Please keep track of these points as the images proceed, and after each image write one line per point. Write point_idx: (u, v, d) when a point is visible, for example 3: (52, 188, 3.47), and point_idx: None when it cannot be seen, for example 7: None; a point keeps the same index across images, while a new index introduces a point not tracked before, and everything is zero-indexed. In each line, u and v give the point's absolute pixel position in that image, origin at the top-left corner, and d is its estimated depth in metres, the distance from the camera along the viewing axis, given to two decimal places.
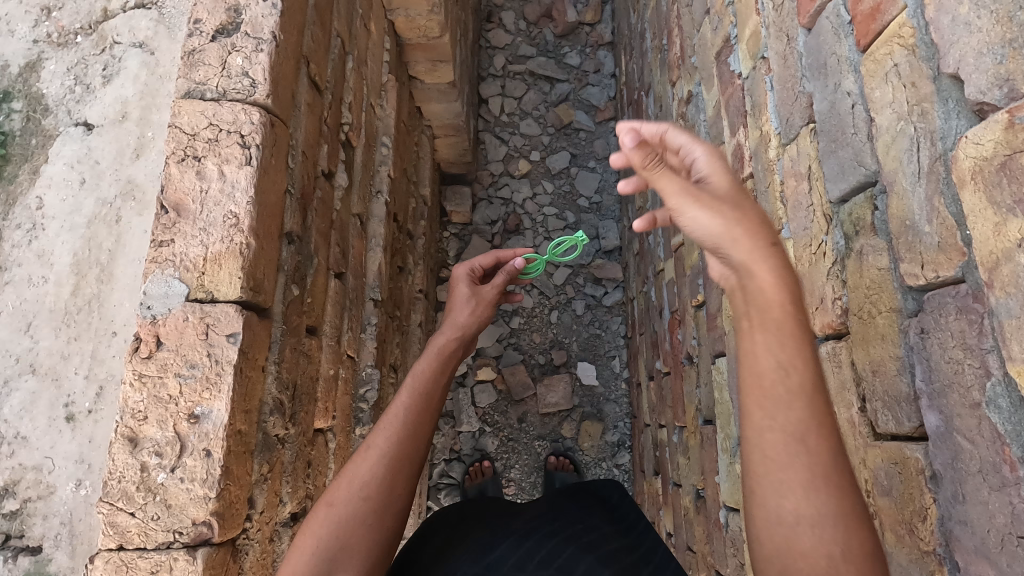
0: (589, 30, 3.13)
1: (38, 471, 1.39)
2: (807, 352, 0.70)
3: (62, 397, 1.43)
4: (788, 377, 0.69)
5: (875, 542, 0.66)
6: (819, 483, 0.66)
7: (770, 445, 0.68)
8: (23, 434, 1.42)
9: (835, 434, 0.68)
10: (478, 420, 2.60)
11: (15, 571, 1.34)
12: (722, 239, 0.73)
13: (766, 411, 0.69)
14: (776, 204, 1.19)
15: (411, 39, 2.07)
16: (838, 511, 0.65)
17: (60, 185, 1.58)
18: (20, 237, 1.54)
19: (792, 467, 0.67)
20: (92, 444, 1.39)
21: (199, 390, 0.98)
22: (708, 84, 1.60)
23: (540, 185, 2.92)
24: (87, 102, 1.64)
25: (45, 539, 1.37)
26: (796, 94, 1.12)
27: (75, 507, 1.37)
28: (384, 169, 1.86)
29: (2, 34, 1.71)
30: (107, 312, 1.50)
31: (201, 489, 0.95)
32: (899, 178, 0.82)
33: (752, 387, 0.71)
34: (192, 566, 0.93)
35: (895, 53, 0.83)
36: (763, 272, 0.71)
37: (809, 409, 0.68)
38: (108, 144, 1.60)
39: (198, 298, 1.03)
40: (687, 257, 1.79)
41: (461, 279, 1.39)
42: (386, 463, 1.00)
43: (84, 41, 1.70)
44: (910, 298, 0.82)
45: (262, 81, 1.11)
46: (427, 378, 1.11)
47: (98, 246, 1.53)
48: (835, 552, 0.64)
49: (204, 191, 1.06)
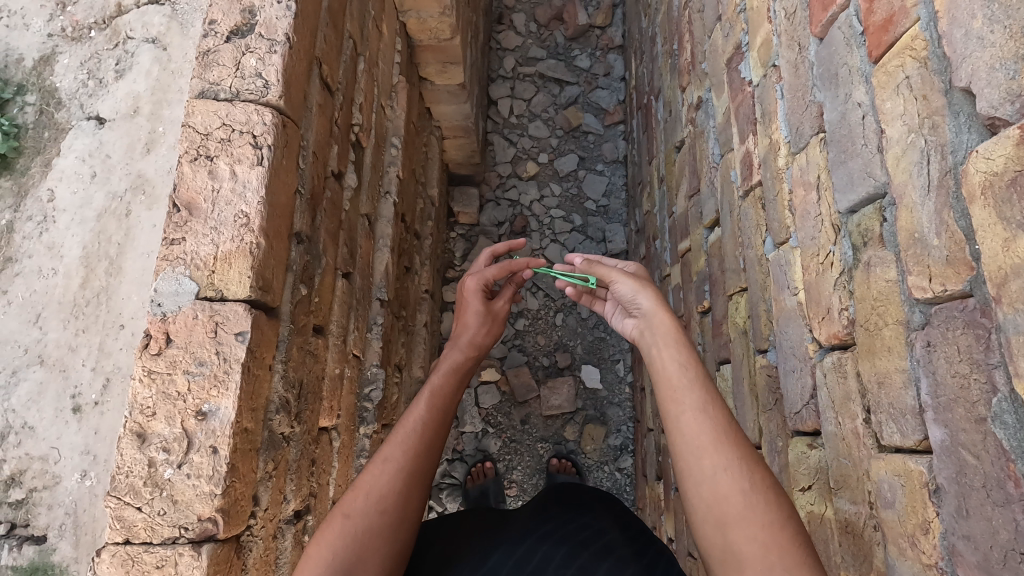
0: (600, 33, 3.13)
1: (44, 461, 1.58)
2: (697, 357, 1.03)
3: (69, 387, 1.62)
4: (686, 372, 1.01)
5: (772, 478, 0.92)
6: (723, 442, 0.93)
7: (688, 421, 0.96)
8: (30, 424, 1.60)
9: (724, 405, 0.98)
10: (481, 421, 2.61)
11: (19, 559, 1.51)
12: (638, 290, 1.16)
13: (675, 397, 0.99)
14: (783, 213, 1.19)
15: (422, 41, 2.08)
16: (741, 459, 0.92)
17: (71, 178, 1.77)
18: (33, 228, 1.75)
19: (704, 434, 0.94)
20: (98, 436, 1.59)
21: (207, 387, 0.99)
22: (718, 91, 1.60)
23: (548, 187, 2.92)
24: (102, 97, 1.84)
25: (49, 529, 1.54)
26: (807, 103, 1.12)
27: (80, 497, 1.56)
28: (393, 170, 1.87)
29: (19, 28, 1.96)
30: (116, 305, 1.67)
31: (207, 486, 0.96)
32: (908, 191, 0.82)
33: (663, 384, 1.02)
34: (197, 561, 0.94)
35: (907, 65, 0.83)
36: (660, 313, 1.10)
37: (705, 391, 0.99)
38: (119, 138, 1.79)
39: (207, 296, 1.04)
40: (694, 262, 1.79)
41: (472, 294, 1.35)
42: (402, 477, 1.02)
43: (97, 35, 1.91)
44: (916, 311, 0.82)
45: (276, 82, 1.12)
46: (441, 392, 1.14)
47: (107, 240, 1.70)
48: (744, 487, 0.90)
49: (216, 190, 1.07)
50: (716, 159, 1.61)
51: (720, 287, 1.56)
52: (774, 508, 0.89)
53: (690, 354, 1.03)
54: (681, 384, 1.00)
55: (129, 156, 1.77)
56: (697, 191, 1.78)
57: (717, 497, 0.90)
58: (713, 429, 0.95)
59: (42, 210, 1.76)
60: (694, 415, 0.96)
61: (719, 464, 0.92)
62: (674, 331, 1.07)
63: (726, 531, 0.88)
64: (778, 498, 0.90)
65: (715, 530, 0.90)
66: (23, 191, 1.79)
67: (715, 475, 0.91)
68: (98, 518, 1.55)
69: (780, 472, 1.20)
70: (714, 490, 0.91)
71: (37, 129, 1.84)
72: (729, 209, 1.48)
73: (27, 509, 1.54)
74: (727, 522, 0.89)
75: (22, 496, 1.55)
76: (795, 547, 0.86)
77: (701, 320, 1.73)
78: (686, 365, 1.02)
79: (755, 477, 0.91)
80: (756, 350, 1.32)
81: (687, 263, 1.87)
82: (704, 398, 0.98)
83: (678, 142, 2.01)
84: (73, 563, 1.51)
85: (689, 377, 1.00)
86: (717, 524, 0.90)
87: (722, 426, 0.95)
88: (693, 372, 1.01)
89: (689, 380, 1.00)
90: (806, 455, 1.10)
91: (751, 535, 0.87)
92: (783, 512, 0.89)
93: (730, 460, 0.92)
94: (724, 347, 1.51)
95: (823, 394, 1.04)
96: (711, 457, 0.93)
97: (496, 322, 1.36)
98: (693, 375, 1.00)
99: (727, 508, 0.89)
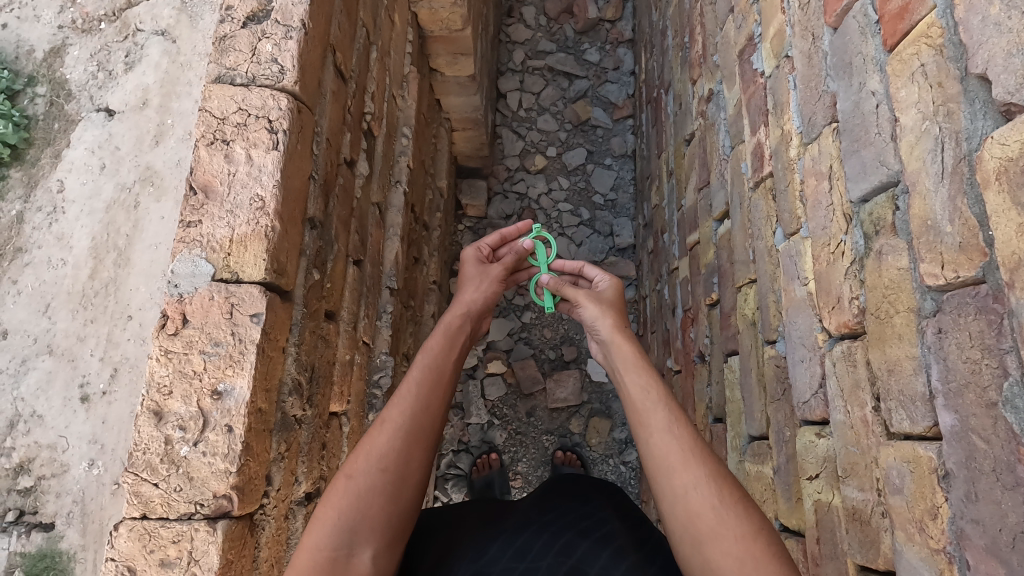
0: (610, 27, 3.12)
1: (53, 450, 1.71)
2: (660, 382, 1.08)
3: (77, 375, 1.77)
4: (648, 394, 1.06)
5: (742, 492, 0.95)
6: (692, 460, 0.97)
7: (655, 442, 1.01)
8: (39, 413, 1.75)
9: (690, 424, 1.03)
10: (487, 412, 2.62)
11: (28, 544, 1.66)
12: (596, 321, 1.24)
13: (641, 420, 1.04)
14: (795, 203, 1.20)
15: (433, 32, 2.09)
16: (710, 476, 0.95)
17: (81, 171, 1.90)
18: (43, 219, 1.88)
19: (671, 454, 0.98)
20: (105, 426, 1.75)
21: (223, 367, 1.01)
22: (729, 83, 1.60)
23: (556, 181, 2.93)
24: (111, 89, 1.96)
25: (57, 516, 1.68)
26: (820, 93, 1.12)
27: (86, 486, 1.70)
28: (404, 160, 1.88)
29: (30, 20, 2.08)
30: (124, 295, 1.83)
31: (222, 463, 0.98)
32: (922, 178, 0.83)
33: (629, 409, 1.07)
34: (213, 536, 0.96)
35: (922, 53, 0.83)
36: (621, 344, 1.18)
37: (669, 412, 1.03)
38: (127, 131, 1.92)
39: (223, 278, 1.05)
40: (702, 255, 1.79)
41: (468, 260, 1.42)
42: (401, 436, 1.02)
43: (106, 27, 2.04)
44: (928, 298, 0.83)
45: (291, 68, 1.13)
46: (437, 353, 1.15)
47: (116, 231, 1.86)
48: (715, 503, 0.92)
49: (232, 173, 1.09)
50: (726, 152, 1.61)
51: (728, 279, 1.56)
52: (746, 520, 0.91)
53: (650, 377, 1.09)
54: (644, 407, 1.05)
55: (139, 147, 1.90)
56: (707, 183, 1.78)
57: (690, 516, 0.93)
58: (680, 447, 0.99)
59: (51, 201, 1.88)
60: (661, 437, 1.01)
61: (688, 483, 0.95)
62: (633, 356, 1.14)
63: (702, 548, 0.91)
64: (749, 511, 0.92)
65: (692, 549, 0.92)
66: (33, 182, 1.91)
67: (686, 493, 0.94)
68: (103, 508, 1.71)
69: (787, 462, 1.21)
70: (687, 509, 0.94)
71: (47, 120, 1.96)
72: (739, 201, 1.48)
73: (36, 496, 1.69)
74: (702, 541, 0.91)
75: (31, 483, 1.70)
76: (770, 558, 0.88)
77: (709, 312, 1.73)
78: (647, 388, 1.07)
79: (725, 492, 0.94)
80: (765, 341, 1.32)
81: (696, 256, 1.87)
82: (669, 419, 1.03)
83: (688, 135, 2.01)
84: (81, 550, 1.67)
85: (652, 398, 1.06)
86: (693, 542, 0.92)
87: (687, 444, 0.99)
88: (656, 394, 1.06)
89: (652, 402, 1.05)
90: (813, 443, 1.10)
91: (728, 550, 0.89)
92: (755, 524, 0.91)
93: (698, 477, 0.95)
94: (732, 338, 1.52)
95: (832, 383, 1.04)
96: (681, 476, 0.96)
97: (495, 285, 1.37)
98: (656, 397, 1.05)
99: (701, 526, 0.92)
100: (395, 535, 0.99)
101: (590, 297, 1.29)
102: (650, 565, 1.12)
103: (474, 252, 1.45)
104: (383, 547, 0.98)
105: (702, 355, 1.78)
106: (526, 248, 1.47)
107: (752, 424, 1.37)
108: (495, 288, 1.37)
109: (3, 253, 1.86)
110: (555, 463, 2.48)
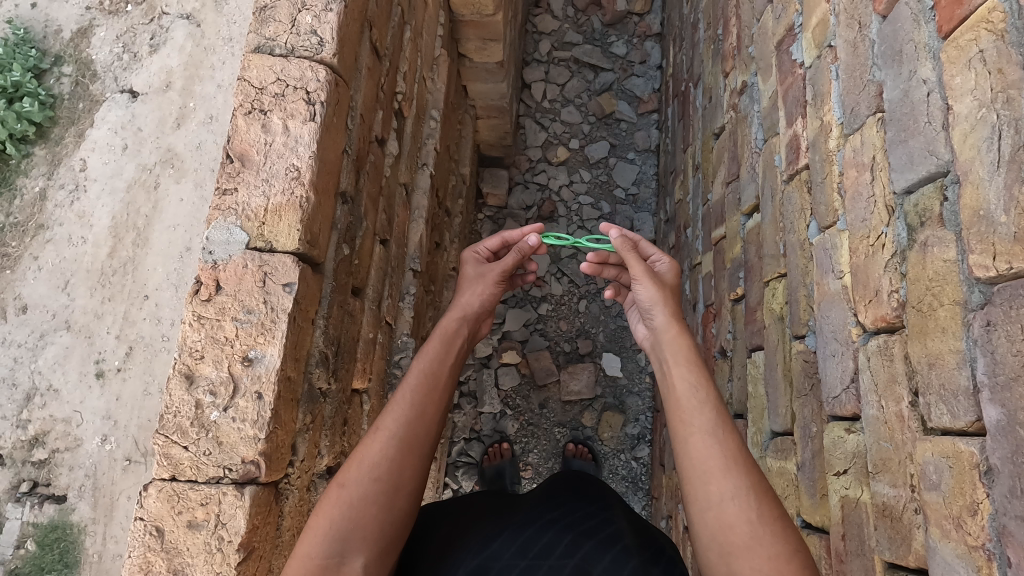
0: (638, 20, 3.08)
1: (68, 425, 1.95)
2: (711, 381, 1.06)
3: (93, 352, 1.98)
4: (696, 392, 1.05)
5: (780, 509, 0.94)
6: (732, 468, 0.96)
7: (694, 443, 1.00)
8: (55, 387, 1.97)
9: (733, 429, 1.01)
10: (500, 402, 2.60)
11: (42, 514, 1.90)
12: (656, 302, 1.20)
13: (684, 420, 1.03)
14: (832, 195, 1.17)
15: (464, 16, 2.07)
16: (749, 488, 0.94)
17: (104, 149, 2.10)
18: (65, 197, 2.08)
19: (710, 460, 0.98)
20: (118, 402, 1.96)
21: (255, 334, 1.02)
22: (765, 74, 1.56)
23: (578, 173, 2.90)
24: (135, 71, 2.14)
25: (70, 490, 1.92)
26: (864, 83, 1.09)
27: (99, 461, 1.93)
28: (431, 142, 1.86)
29: (61, 2, 2.22)
30: (140, 276, 2.01)
31: (252, 430, 0.99)
32: (976, 167, 0.82)
33: (672, 405, 1.06)
34: (240, 501, 0.98)
35: (981, 39, 0.82)
36: (669, 333, 1.16)
37: (714, 413, 1.02)
38: (149, 111, 2.09)
39: (256, 247, 1.06)
40: (728, 249, 1.75)
41: (465, 261, 1.39)
42: (395, 444, 1.01)
43: (133, 11, 2.20)
44: (976, 290, 0.82)
45: (330, 40, 1.13)
46: (434, 357, 1.12)
47: (137, 211, 2.04)
48: (752, 518, 0.92)
49: (269, 143, 1.09)
50: (759, 145, 1.57)
51: (755, 274, 1.52)
52: (782, 540, 0.92)
53: (700, 374, 1.07)
54: (691, 406, 1.04)
55: (159, 129, 2.08)
56: (736, 178, 1.74)
57: (723, 526, 0.93)
58: (721, 454, 0.98)
59: (74, 179, 2.09)
60: (702, 438, 1.00)
61: (725, 492, 0.95)
62: (685, 352, 1.11)
63: (730, 560, 0.92)
64: (787, 531, 0.92)
65: (719, 558, 0.93)
66: (57, 160, 2.11)
67: (722, 503, 0.94)
68: (114, 484, 1.92)
69: (812, 458, 1.19)
70: (720, 518, 0.94)
71: (72, 100, 2.14)
72: (771, 194, 1.45)
73: (49, 468, 1.93)
74: (731, 552, 0.92)
75: (46, 456, 1.94)
76: None
77: (733, 307, 1.70)
78: (696, 386, 1.06)
79: (764, 507, 0.93)
80: (793, 336, 1.28)
81: (721, 250, 1.83)
82: (713, 420, 1.02)
83: (716, 128, 1.97)
84: (91, 523, 1.90)
85: (697, 400, 1.04)
86: (720, 552, 0.93)
87: (730, 449, 0.98)
88: (703, 393, 1.05)
89: (698, 401, 1.04)
90: (842, 439, 1.09)
91: (756, 566, 0.90)
92: (791, 545, 0.91)
93: (736, 486, 0.95)
94: (757, 334, 1.48)
95: (866, 378, 1.03)
96: (718, 483, 0.96)
97: (494, 288, 1.31)
98: (703, 397, 1.04)
99: (731, 538, 0.92)
100: (387, 544, 0.98)
101: (652, 279, 1.23)
102: (654, 565, 1.12)
103: (471, 256, 1.40)
104: (376, 554, 0.97)
105: (724, 351, 1.75)
106: (532, 246, 1.34)
107: (776, 420, 1.34)
108: (494, 283, 1.31)
109: (26, 228, 2.07)
110: (566, 456, 2.44)
